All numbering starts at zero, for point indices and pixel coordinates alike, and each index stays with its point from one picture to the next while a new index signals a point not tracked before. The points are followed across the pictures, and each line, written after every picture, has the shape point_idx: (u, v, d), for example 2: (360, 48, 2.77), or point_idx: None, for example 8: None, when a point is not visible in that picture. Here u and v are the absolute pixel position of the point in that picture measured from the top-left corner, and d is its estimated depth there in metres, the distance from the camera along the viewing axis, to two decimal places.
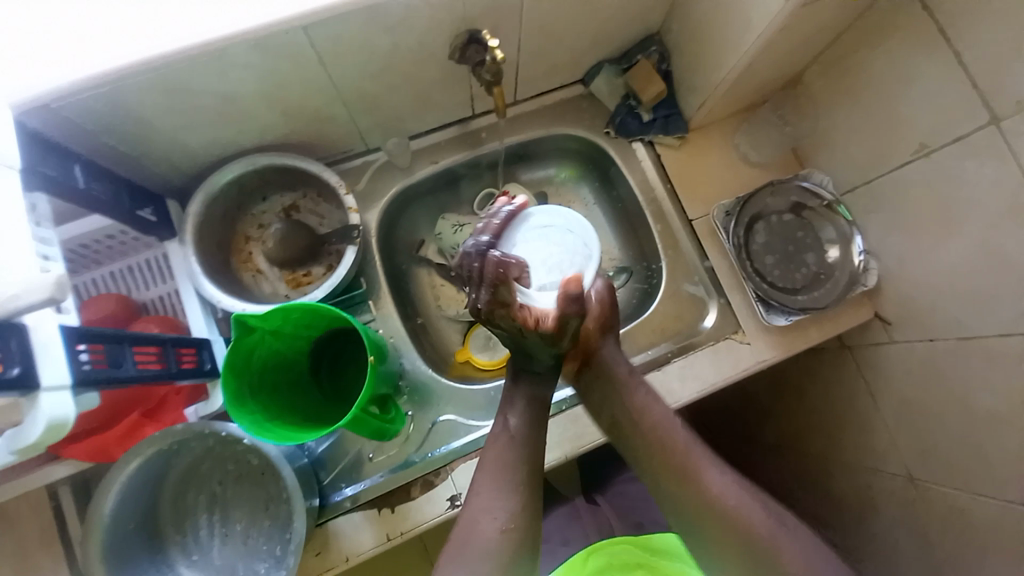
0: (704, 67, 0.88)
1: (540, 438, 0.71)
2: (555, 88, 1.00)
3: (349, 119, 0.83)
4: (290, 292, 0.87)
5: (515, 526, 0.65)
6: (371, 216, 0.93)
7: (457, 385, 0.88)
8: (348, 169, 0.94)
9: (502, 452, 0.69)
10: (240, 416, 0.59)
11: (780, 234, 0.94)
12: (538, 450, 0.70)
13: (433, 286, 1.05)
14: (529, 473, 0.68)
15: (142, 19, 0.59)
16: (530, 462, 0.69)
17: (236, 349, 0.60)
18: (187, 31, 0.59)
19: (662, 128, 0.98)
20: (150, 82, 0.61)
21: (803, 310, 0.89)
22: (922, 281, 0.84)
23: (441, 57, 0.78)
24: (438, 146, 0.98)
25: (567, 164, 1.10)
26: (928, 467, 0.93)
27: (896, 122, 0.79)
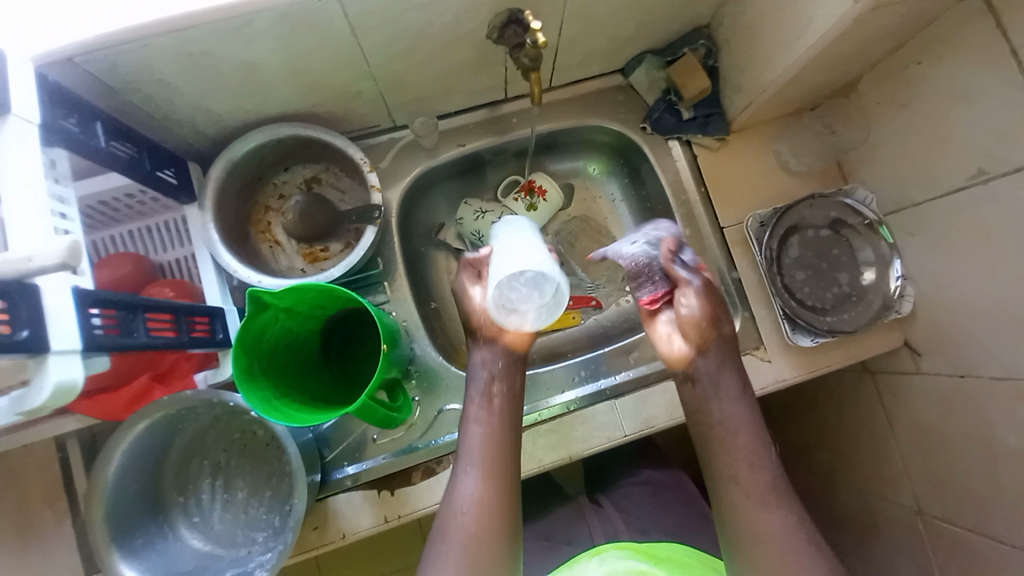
0: (752, 67, 0.83)
1: (497, 430, 0.66)
2: (592, 76, 0.96)
3: (376, 94, 0.80)
4: (305, 266, 0.86)
5: (488, 515, 0.60)
6: (392, 195, 0.91)
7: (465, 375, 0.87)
8: (372, 146, 0.91)
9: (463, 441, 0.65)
10: (249, 393, 0.58)
11: (815, 250, 0.90)
12: (499, 433, 0.66)
13: (449, 272, 1.03)
14: (497, 462, 0.64)
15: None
16: (493, 447, 0.64)
17: (248, 324, 0.59)
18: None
19: (699, 127, 0.93)
20: (173, 42, 0.59)
21: (830, 332, 0.86)
22: (959, 314, 0.80)
23: (475, 36, 0.74)
24: (466, 128, 0.95)
25: (597, 158, 1.06)
26: (939, 502, 0.91)
27: (954, 144, 0.74)
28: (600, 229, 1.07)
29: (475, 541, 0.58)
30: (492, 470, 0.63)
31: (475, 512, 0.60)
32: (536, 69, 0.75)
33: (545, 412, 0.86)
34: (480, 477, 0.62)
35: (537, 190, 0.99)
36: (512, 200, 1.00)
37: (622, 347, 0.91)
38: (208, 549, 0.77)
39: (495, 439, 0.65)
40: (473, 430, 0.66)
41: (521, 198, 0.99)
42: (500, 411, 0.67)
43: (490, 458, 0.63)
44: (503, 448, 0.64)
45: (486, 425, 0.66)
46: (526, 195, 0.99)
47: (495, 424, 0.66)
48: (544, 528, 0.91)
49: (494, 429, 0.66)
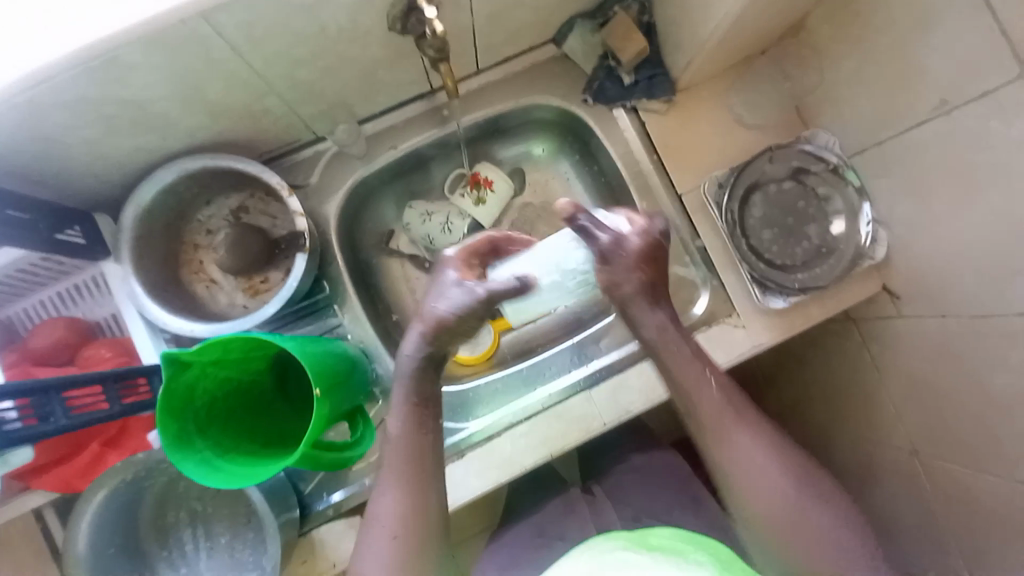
0: (689, 18, 0.76)
1: (421, 440, 0.63)
2: (522, 51, 0.89)
3: (286, 109, 0.74)
4: (247, 301, 0.82)
5: (410, 535, 0.58)
6: (326, 211, 0.86)
7: None
8: (298, 162, 0.85)
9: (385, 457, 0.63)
10: (182, 459, 0.55)
11: (781, 205, 0.85)
12: (426, 450, 0.63)
13: (406, 279, 0.98)
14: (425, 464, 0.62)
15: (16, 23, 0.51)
16: (408, 463, 0.61)
17: (170, 387, 0.55)
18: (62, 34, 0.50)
19: (645, 91, 0.86)
20: (35, 100, 0.54)
21: (801, 291, 0.82)
22: (934, 252, 0.76)
23: (380, 31, 0.67)
24: (396, 129, 0.88)
25: (544, 137, 1.00)
26: (932, 441, 0.90)
27: (912, 74, 0.68)
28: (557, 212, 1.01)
29: (398, 557, 0.57)
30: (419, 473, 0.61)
31: (402, 531, 0.58)
32: (445, 60, 0.67)
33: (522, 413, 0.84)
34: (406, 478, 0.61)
35: (481, 182, 0.94)
36: (459, 196, 0.96)
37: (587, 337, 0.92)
38: None
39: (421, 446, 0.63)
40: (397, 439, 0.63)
41: (468, 193, 0.95)
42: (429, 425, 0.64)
43: (415, 464, 0.62)
44: (423, 463, 0.62)
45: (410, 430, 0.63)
46: (473, 188, 0.95)
47: (418, 439, 0.63)
48: (540, 525, 0.90)
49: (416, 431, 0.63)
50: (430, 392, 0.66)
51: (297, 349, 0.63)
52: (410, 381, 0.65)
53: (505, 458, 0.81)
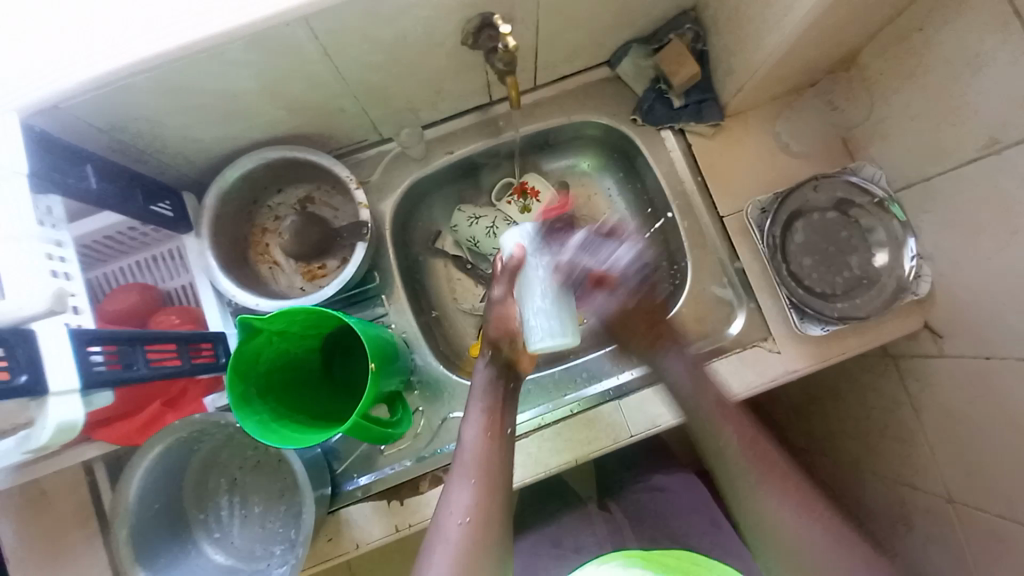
0: (741, 48, 0.79)
1: (494, 444, 0.69)
2: (578, 71, 0.94)
3: (358, 109, 0.81)
4: (305, 284, 0.87)
5: (482, 523, 0.63)
6: (384, 207, 0.92)
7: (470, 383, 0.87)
8: (361, 160, 0.92)
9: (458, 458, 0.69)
10: (243, 417, 0.59)
11: (823, 234, 0.86)
12: (497, 453, 0.69)
13: (449, 280, 1.03)
14: (494, 467, 0.68)
15: (137, 11, 0.57)
16: (484, 463, 0.67)
17: (240, 349, 0.60)
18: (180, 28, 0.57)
19: (693, 115, 0.90)
20: (150, 80, 0.61)
21: (840, 320, 0.82)
22: (980, 290, 0.76)
23: (450, 42, 0.74)
24: (453, 135, 0.94)
25: (590, 154, 1.04)
26: (972, 488, 0.87)
27: (962, 113, 0.70)
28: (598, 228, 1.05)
29: (468, 541, 0.62)
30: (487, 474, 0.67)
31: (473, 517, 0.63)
32: (512, 73, 0.74)
33: (550, 417, 0.86)
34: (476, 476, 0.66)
35: (531, 190, 0.98)
36: (506, 203, 0.99)
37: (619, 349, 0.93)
38: (230, 563, 0.81)
39: (491, 451, 0.69)
40: (470, 440, 0.69)
41: (515, 201, 0.98)
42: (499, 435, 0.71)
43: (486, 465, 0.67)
44: (494, 464, 0.68)
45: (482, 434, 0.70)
46: (520, 197, 0.98)
47: (492, 441, 0.70)
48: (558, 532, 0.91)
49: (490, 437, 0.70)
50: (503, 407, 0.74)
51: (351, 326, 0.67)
52: (486, 395, 0.73)
53: (529, 459, 0.83)
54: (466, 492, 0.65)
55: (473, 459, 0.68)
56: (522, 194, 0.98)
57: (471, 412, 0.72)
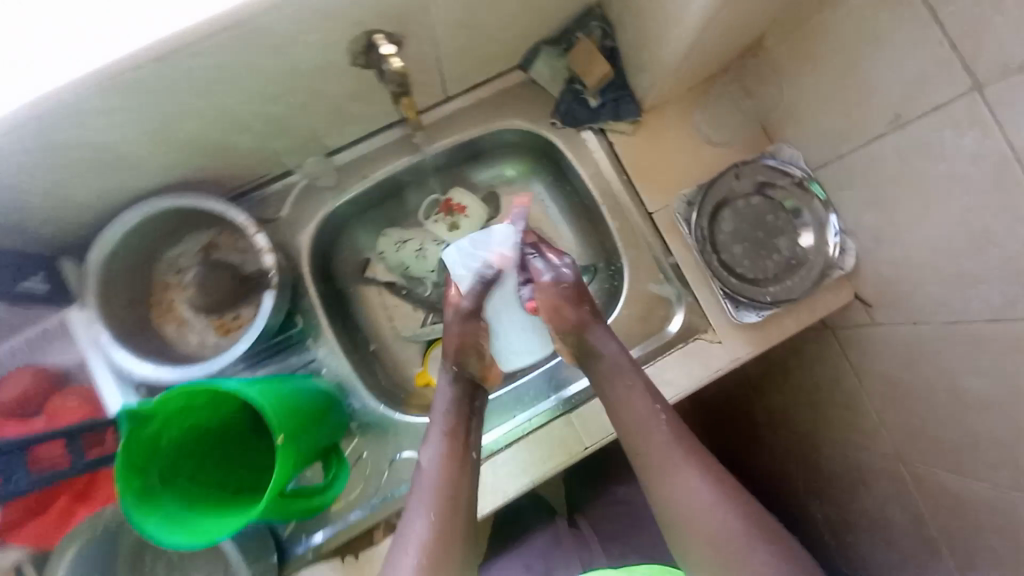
0: (650, 42, 0.77)
1: (456, 464, 0.67)
2: (490, 77, 0.89)
3: (255, 146, 0.74)
4: (219, 339, 0.80)
5: (440, 550, 0.61)
6: (299, 246, 0.85)
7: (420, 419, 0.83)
8: (268, 196, 0.84)
9: (417, 483, 0.67)
10: (142, 516, 0.53)
11: (750, 219, 0.86)
12: (457, 474, 0.66)
13: (383, 308, 0.98)
14: (457, 485, 0.66)
15: None
16: (445, 485, 0.65)
17: (128, 442, 0.53)
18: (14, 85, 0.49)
19: (611, 113, 0.88)
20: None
21: (772, 304, 0.83)
22: (902, 260, 0.77)
23: (345, 67, 0.68)
24: (365, 159, 0.88)
25: (516, 161, 1.00)
26: (916, 446, 0.90)
27: (867, 91, 0.70)
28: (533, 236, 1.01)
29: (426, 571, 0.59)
30: (449, 491, 0.65)
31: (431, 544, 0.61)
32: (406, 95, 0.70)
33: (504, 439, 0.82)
34: (436, 497, 0.64)
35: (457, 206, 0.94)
36: (433, 222, 0.95)
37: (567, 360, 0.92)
38: None
39: (454, 474, 0.66)
40: (429, 463, 0.67)
41: (442, 219, 0.94)
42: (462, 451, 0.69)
43: (449, 485, 0.65)
44: (456, 485, 0.66)
45: (442, 455, 0.68)
46: (447, 214, 0.94)
47: (452, 460, 0.67)
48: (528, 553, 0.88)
49: (453, 455, 0.67)
50: (468, 419, 0.72)
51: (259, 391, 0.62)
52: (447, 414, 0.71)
53: (485, 488, 0.79)
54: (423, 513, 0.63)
55: (433, 482, 0.66)
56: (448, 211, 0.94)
57: (432, 432, 0.70)
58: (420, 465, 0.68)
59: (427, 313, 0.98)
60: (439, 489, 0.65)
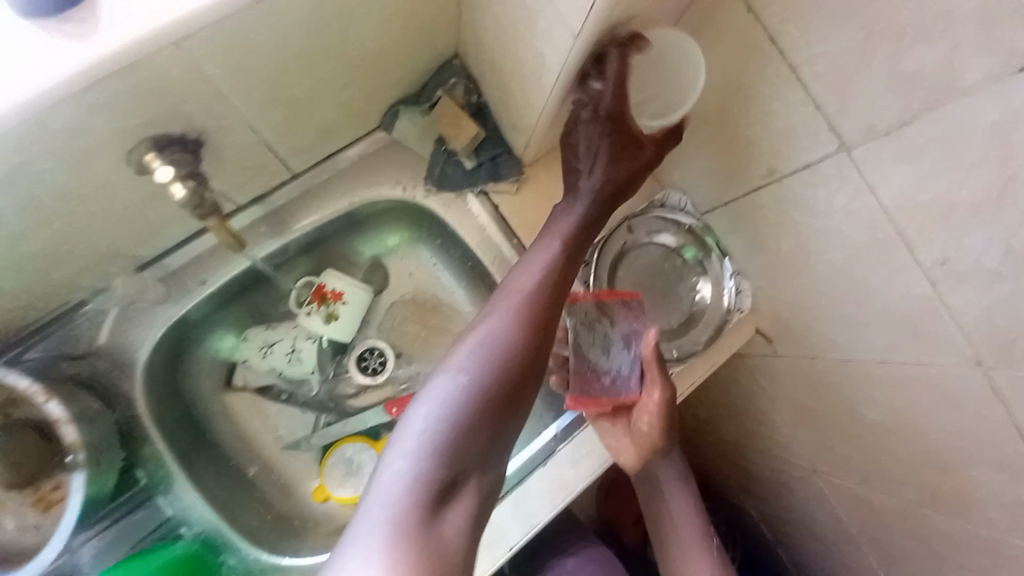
0: (515, 99, 0.69)
1: (520, 362, 0.54)
2: (345, 144, 0.77)
3: (30, 278, 0.58)
4: (42, 518, 0.67)
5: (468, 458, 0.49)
6: (129, 379, 0.70)
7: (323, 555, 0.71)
8: (71, 329, 0.67)
9: (463, 364, 0.53)
10: None
11: (650, 271, 0.82)
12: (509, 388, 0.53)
13: (260, 421, 0.81)
14: (458, 464, 0.48)
15: None
16: (498, 378, 0.52)
17: None
18: None
19: (489, 174, 0.79)
20: None
21: (681, 360, 0.80)
22: (793, 302, 0.76)
23: (128, 175, 0.55)
24: (199, 260, 0.72)
25: (398, 226, 0.87)
26: (829, 462, 0.93)
27: (740, 140, 0.67)
28: (426, 306, 0.91)
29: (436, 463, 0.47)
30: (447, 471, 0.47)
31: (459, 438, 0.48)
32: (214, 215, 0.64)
33: None
34: (421, 485, 0.46)
35: (329, 295, 0.81)
36: (305, 314, 0.81)
37: None
38: None
39: (473, 410, 0.50)
40: (489, 340, 0.55)
41: (315, 309, 0.81)
42: (519, 319, 0.56)
43: (449, 453, 0.48)
44: (510, 387, 0.53)
45: (468, 386, 0.51)
46: (320, 304, 0.81)
47: (509, 353, 0.54)
48: None
49: (477, 416, 0.50)
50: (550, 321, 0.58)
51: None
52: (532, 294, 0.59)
53: None
54: (410, 479, 0.46)
55: (438, 425, 0.49)
56: (319, 301, 0.81)
57: (469, 349, 0.54)
58: (478, 346, 0.54)
59: (318, 415, 0.84)
60: (439, 451, 0.47)
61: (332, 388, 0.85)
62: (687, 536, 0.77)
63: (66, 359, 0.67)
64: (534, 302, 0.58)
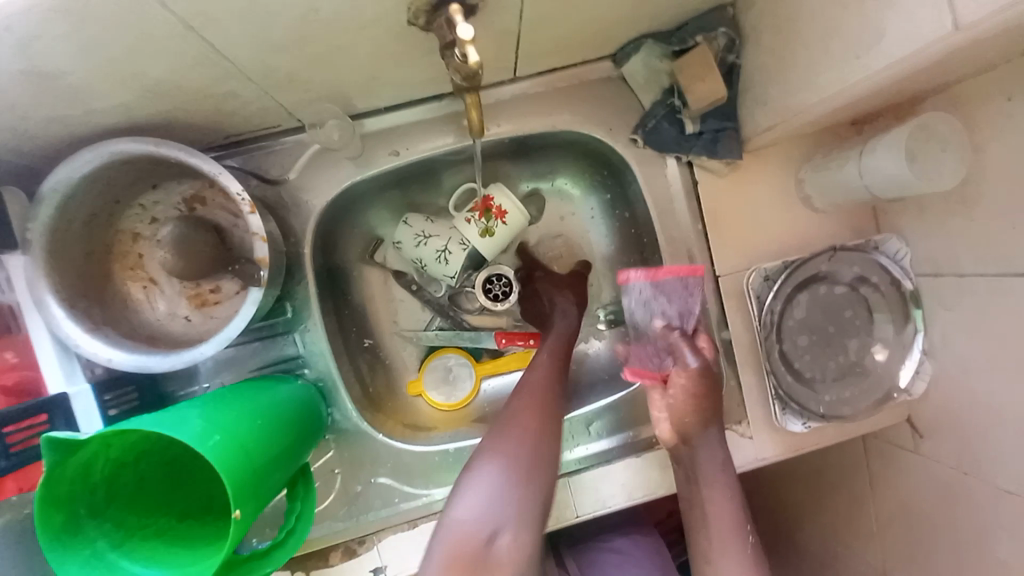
0: (786, 75, 0.60)
1: (557, 393, 0.65)
2: (572, 63, 0.72)
3: (261, 94, 0.58)
4: (191, 312, 0.69)
5: (542, 463, 0.58)
6: (303, 218, 0.71)
7: (413, 450, 0.75)
8: (272, 153, 0.70)
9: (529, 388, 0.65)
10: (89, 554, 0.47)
11: (826, 310, 0.73)
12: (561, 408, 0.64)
13: (386, 299, 0.86)
14: (546, 471, 0.58)
15: None
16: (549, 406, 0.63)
17: (55, 483, 0.45)
18: None
19: (707, 148, 0.71)
20: None
21: (823, 418, 0.73)
22: (972, 409, 0.67)
23: (395, 24, 0.51)
24: (398, 131, 0.71)
25: (575, 168, 0.84)
26: None
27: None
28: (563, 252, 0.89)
29: (526, 463, 0.57)
30: (541, 479, 0.57)
31: (531, 445, 0.58)
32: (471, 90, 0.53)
33: None
34: (522, 486, 0.56)
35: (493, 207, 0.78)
36: (463, 221, 0.79)
37: (582, 417, 0.78)
38: None
39: (547, 442, 0.60)
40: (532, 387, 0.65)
41: (475, 220, 0.78)
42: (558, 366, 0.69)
43: (534, 466, 0.57)
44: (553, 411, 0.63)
45: (539, 422, 0.61)
46: (482, 216, 0.78)
47: (552, 395, 0.65)
48: None
49: (544, 429, 0.61)
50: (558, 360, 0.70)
51: (222, 446, 0.48)
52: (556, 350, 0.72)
53: None
54: (513, 478, 0.56)
55: (527, 455, 0.58)
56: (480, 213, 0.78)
57: (528, 395, 0.64)
58: (521, 389, 0.66)
59: (434, 316, 0.87)
60: (528, 467, 0.57)
61: (457, 298, 0.86)
62: (721, 524, 0.61)
63: (257, 181, 0.69)
64: (550, 378, 0.67)
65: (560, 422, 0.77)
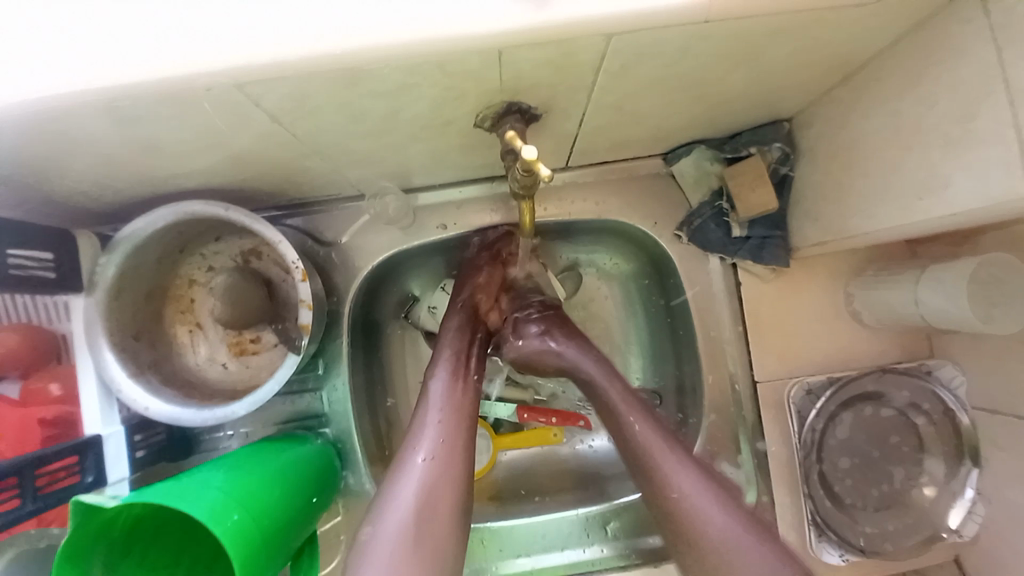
0: (843, 198, 0.60)
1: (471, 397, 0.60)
2: (623, 159, 0.73)
3: (328, 170, 0.61)
4: (229, 360, 0.71)
5: (448, 475, 0.53)
6: (349, 280, 0.73)
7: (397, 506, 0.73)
8: (331, 215, 0.73)
9: (437, 399, 0.58)
10: None
11: (870, 432, 0.69)
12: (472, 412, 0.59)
13: (413, 361, 0.85)
14: (453, 514, 0.51)
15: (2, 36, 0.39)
16: (459, 415, 0.57)
17: (80, 538, 0.46)
18: (60, 73, 0.39)
19: (752, 252, 0.71)
20: (18, 131, 0.43)
21: (862, 551, 0.67)
22: None
23: (461, 125, 0.54)
24: (450, 206, 0.74)
25: (619, 250, 0.82)
26: None
27: None
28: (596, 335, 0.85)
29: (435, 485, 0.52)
30: (442, 524, 0.50)
31: (438, 460, 0.53)
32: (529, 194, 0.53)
33: (518, 574, 0.72)
34: (421, 533, 0.49)
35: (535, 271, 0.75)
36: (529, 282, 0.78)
37: (599, 513, 0.75)
38: None
39: (449, 481, 0.52)
40: (446, 387, 0.59)
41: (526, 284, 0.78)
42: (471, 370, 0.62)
43: (438, 511, 0.50)
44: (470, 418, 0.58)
45: (442, 456, 0.53)
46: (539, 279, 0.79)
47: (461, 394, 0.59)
48: None
49: (451, 457, 0.54)
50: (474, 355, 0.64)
51: (240, 525, 0.48)
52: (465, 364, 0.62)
53: None
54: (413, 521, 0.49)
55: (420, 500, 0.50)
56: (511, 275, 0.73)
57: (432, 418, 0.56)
58: (433, 390, 0.59)
59: None
60: (429, 513, 0.50)
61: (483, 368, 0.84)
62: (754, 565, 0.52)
63: (313, 240, 0.73)
64: (455, 401, 0.58)
65: (572, 514, 0.75)
